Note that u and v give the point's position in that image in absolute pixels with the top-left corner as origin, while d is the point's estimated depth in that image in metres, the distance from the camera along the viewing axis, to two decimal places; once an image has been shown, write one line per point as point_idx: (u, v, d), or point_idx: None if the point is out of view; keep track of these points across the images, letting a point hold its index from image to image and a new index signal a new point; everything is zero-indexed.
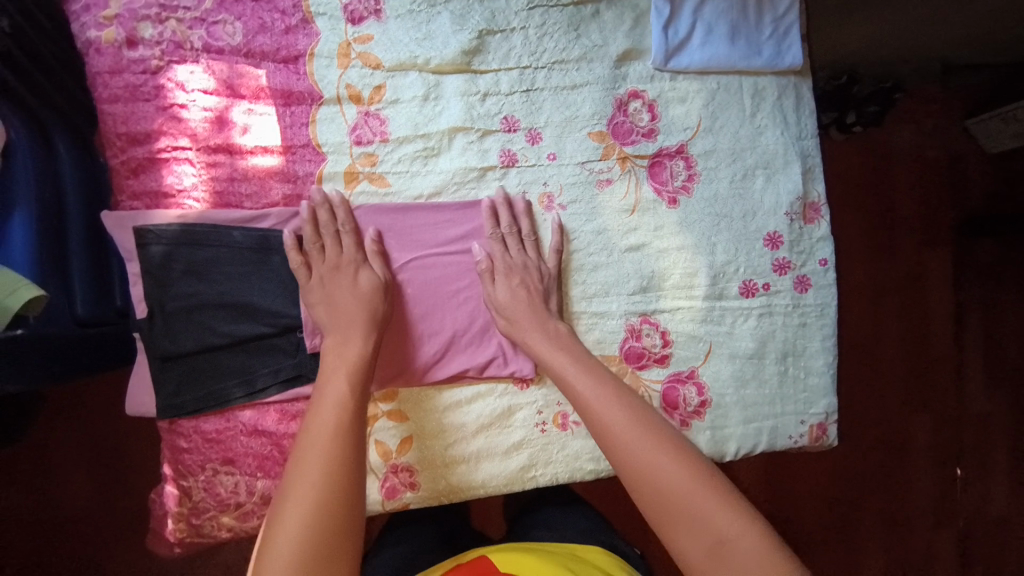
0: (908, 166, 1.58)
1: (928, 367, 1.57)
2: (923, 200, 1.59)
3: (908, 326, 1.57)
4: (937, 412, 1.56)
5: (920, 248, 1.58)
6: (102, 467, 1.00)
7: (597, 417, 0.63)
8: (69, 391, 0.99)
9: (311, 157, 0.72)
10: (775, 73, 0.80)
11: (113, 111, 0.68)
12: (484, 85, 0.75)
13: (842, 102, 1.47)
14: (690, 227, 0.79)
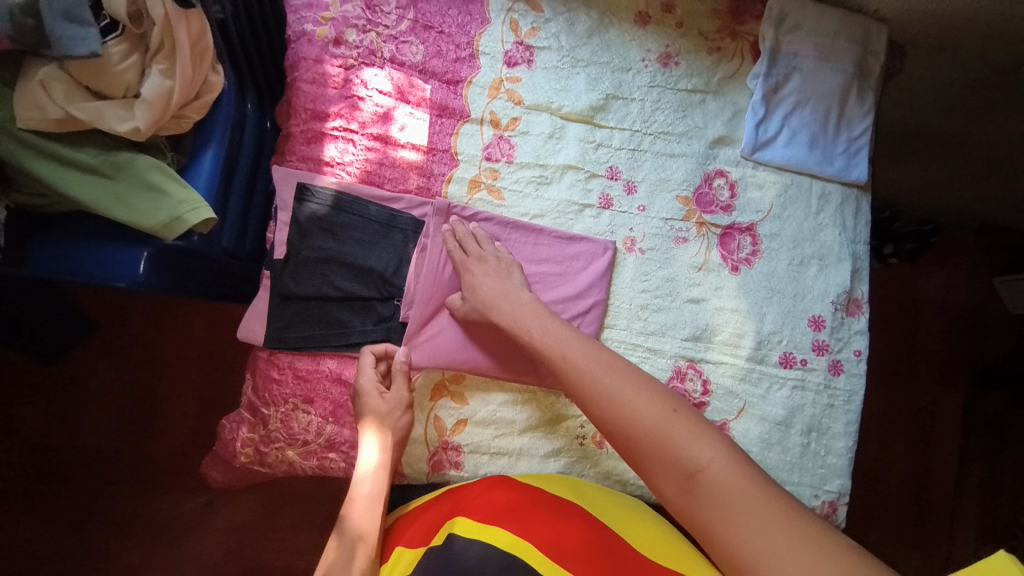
0: (935, 310, 1.69)
1: (931, 508, 1.60)
2: (946, 342, 1.68)
3: (915, 460, 1.63)
4: (934, 557, 1.58)
5: (938, 387, 1.66)
6: (193, 397, 1.18)
7: (607, 390, 0.66)
8: (186, 328, 1.20)
9: (447, 161, 0.86)
10: (842, 183, 0.94)
11: (306, 89, 0.83)
12: (600, 137, 0.90)
13: (884, 236, 1.61)
14: (746, 294, 0.91)
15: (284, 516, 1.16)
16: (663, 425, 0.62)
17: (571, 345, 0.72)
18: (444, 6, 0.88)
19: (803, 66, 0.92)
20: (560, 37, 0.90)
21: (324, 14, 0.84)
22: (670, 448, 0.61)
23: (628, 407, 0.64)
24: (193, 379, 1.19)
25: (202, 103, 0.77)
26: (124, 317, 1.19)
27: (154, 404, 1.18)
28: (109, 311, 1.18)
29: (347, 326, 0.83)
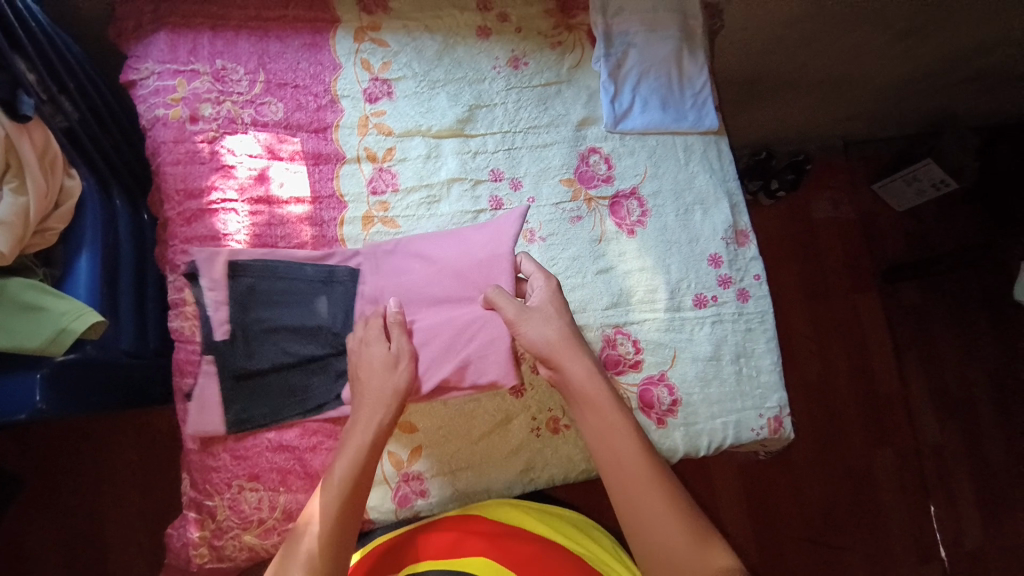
0: (830, 227, 1.86)
1: (880, 402, 1.74)
2: (848, 251, 1.85)
3: (855, 365, 1.76)
4: (897, 445, 1.71)
5: (853, 293, 1.82)
6: (147, 519, 1.12)
7: (610, 450, 0.71)
8: (118, 452, 1.13)
9: (335, 205, 0.88)
10: (700, 133, 1.03)
11: (174, 172, 0.83)
12: (475, 146, 0.94)
13: (765, 173, 1.76)
14: (648, 252, 0.97)
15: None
16: (666, 522, 0.66)
17: (608, 416, 0.72)
18: (292, 61, 0.91)
19: (635, 41, 1.02)
20: (412, 66, 0.95)
21: (173, 95, 0.84)
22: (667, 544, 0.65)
23: (643, 498, 0.67)
24: (141, 503, 1.12)
25: (65, 211, 0.76)
26: (44, 463, 1.10)
27: (105, 542, 1.10)
28: (27, 460, 1.09)
29: (308, 390, 0.82)
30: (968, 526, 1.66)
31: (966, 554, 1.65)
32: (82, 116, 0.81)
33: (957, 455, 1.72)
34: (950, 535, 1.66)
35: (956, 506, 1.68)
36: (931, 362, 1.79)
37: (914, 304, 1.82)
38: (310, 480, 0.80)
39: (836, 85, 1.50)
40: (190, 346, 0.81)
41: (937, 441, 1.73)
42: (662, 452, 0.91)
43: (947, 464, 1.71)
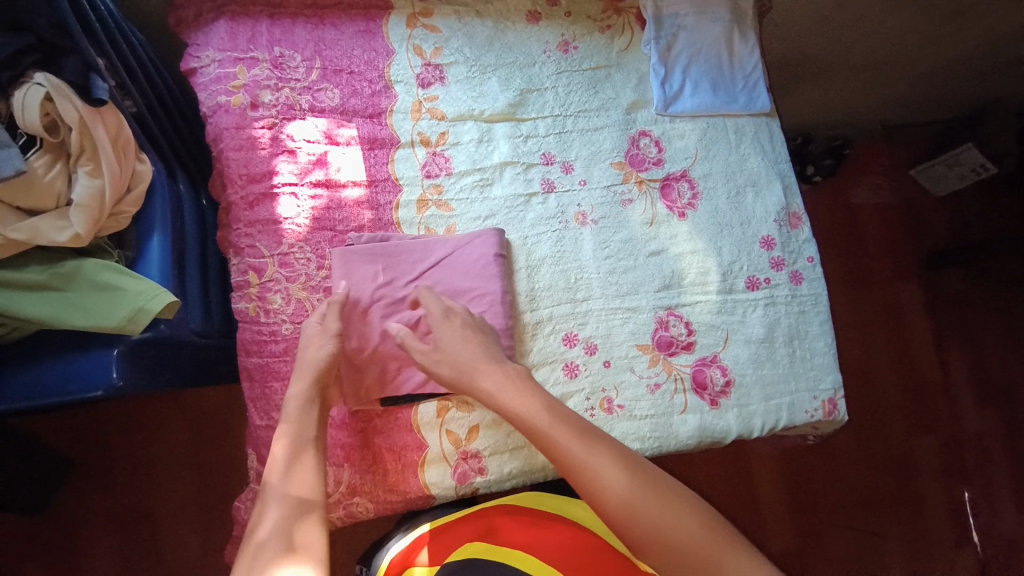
0: (869, 213, 1.82)
1: (922, 390, 1.71)
2: (887, 237, 1.81)
3: (895, 352, 1.73)
4: (939, 434, 1.68)
5: (892, 280, 1.78)
6: (201, 497, 1.15)
7: (565, 451, 0.68)
8: (173, 433, 1.16)
9: (390, 189, 0.89)
10: (751, 115, 1.02)
11: (236, 157, 0.85)
12: (526, 130, 0.95)
13: (803, 159, 1.75)
14: (700, 234, 0.97)
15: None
16: (665, 521, 0.61)
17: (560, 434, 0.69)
18: (348, 48, 0.92)
19: (685, 23, 1.01)
20: (464, 51, 0.95)
21: (234, 83, 0.86)
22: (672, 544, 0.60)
23: (629, 503, 0.63)
24: (196, 481, 1.15)
25: (136, 195, 0.78)
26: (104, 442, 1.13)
27: (162, 518, 1.13)
28: (88, 439, 1.13)
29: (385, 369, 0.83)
30: (1015, 520, 1.62)
31: (1013, 546, 1.61)
32: (148, 103, 0.84)
33: (1002, 445, 1.68)
34: (997, 526, 1.62)
35: (1002, 496, 1.64)
36: (974, 350, 1.75)
37: (956, 291, 1.78)
38: (370, 456, 0.83)
39: (880, 67, 1.46)
40: (257, 326, 0.84)
41: (981, 430, 1.69)
42: (716, 434, 0.91)
43: (993, 457, 1.67)
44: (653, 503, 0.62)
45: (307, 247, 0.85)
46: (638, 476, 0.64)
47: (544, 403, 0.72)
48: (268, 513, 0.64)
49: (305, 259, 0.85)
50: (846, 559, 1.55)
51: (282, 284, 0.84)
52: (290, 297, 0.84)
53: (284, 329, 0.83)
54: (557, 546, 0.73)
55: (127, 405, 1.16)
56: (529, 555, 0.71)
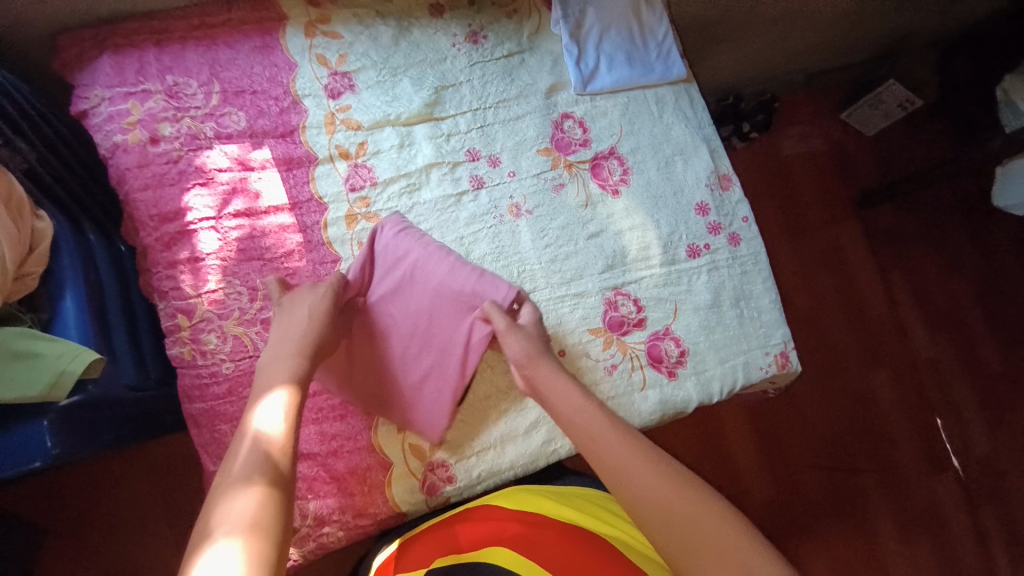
0: (804, 161, 1.87)
1: (875, 325, 1.78)
2: (824, 183, 1.86)
3: (846, 293, 1.79)
4: (895, 364, 1.76)
5: (834, 223, 1.84)
6: (171, 552, 1.10)
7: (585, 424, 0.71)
8: (129, 490, 1.11)
9: (315, 208, 0.86)
10: (669, 83, 1.02)
11: (144, 198, 0.80)
12: (447, 128, 0.93)
13: (736, 116, 1.77)
14: (637, 209, 0.97)
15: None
16: (669, 494, 0.62)
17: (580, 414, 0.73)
18: (246, 67, 0.87)
19: None
20: (370, 55, 0.92)
21: (128, 119, 0.81)
22: (674, 516, 0.61)
23: (631, 470, 0.65)
24: (163, 537, 1.10)
25: (41, 254, 0.73)
26: (56, 514, 1.07)
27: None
28: (38, 512, 1.07)
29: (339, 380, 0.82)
30: (974, 432, 1.72)
31: (975, 457, 1.71)
32: (38, 152, 0.78)
33: (953, 365, 1.78)
34: (959, 441, 1.71)
35: (958, 413, 1.74)
36: (918, 279, 1.82)
37: (893, 226, 1.85)
38: (336, 483, 0.81)
39: (794, 17, 1.49)
40: (194, 370, 0.80)
41: (933, 354, 1.78)
42: (677, 404, 0.93)
43: (947, 377, 1.77)
44: (662, 478, 0.64)
45: (235, 281, 0.81)
46: (654, 456, 0.66)
47: (576, 388, 0.76)
48: (232, 490, 0.56)
49: (236, 293, 0.81)
50: (827, 497, 1.61)
51: (215, 322, 0.80)
52: (226, 335, 0.80)
53: (225, 368, 0.80)
54: (542, 541, 0.72)
55: (73, 472, 1.10)
56: (512, 553, 0.71)
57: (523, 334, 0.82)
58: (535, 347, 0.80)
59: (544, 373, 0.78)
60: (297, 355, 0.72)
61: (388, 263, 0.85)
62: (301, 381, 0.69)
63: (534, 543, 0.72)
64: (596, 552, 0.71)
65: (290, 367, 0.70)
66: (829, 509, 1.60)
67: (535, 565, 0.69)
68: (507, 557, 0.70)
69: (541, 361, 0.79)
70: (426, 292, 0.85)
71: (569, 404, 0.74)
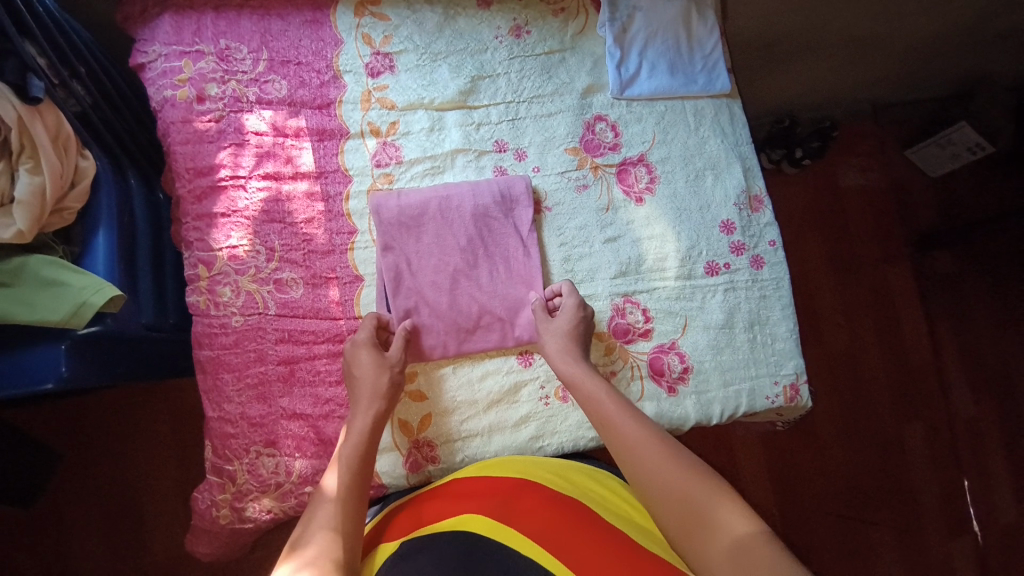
0: (858, 195, 1.79)
1: (912, 375, 1.68)
2: (876, 220, 1.78)
3: (884, 337, 1.71)
4: (929, 420, 1.66)
5: (881, 264, 1.75)
6: (175, 490, 1.16)
7: (617, 426, 0.75)
8: (145, 426, 1.17)
9: (340, 180, 0.89)
10: (710, 96, 1.00)
11: (184, 152, 0.85)
12: (478, 117, 0.94)
13: (788, 141, 1.71)
14: (659, 219, 0.95)
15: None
16: (685, 486, 0.66)
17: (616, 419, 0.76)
18: (295, 38, 0.91)
19: (641, 3, 0.99)
20: (413, 38, 0.94)
21: (180, 76, 0.86)
22: (687, 514, 0.64)
23: (655, 477, 0.69)
24: (170, 475, 1.17)
25: (81, 191, 0.79)
26: (77, 438, 1.15)
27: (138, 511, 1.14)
28: (61, 434, 1.14)
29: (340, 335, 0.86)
30: (1008, 504, 1.61)
31: (1006, 531, 1.59)
32: (94, 99, 0.84)
33: (994, 429, 1.66)
34: (989, 511, 1.61)
35: (993, 481, 1.63)
36: (967, 334, 1.72)
37: (948, 274, 1.75)
38: (323, 445, 0.83)
39: (862, 44, 1.42)
40: (207, 319, 0.84)
41: (973, 415, 1.67)
42: (673, 421, 0.91)
43: (986, 442, 1.65)
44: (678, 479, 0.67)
45: (256, 239, 0.85)
46: (675, 458, 0.70)
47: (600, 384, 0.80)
48: (316, 521, 0.67)
49: (254, 251, 0.85)
50: (833, 544, 1.55)
51: (231, 276, 0.84)
52: (240, 290, 0.84)
53: (234, 321, 0.84)
54: (527, 513, 0.68)
55: (96, 401, 1.16)
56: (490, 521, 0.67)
57: (558, 333, 0.84)
58: (562, 344, 0.83)
59: (567, 367, 0.82)
60: (372, 400, 0.78)
61: (408, 224, 0.87)
62: (372, 434, 0.77)
63: (518, 514, 0.69)
64: (587, 529, 0.66)
65: (362, 420, 0.77)
66: (833, 557, 1.54)
67: (515, 535, 0.65)
68: (486, 526, 0.67)
69: (572, 357, 0.82)
70: (450, 256, 0.88)
71: (592, 399, 0.79)
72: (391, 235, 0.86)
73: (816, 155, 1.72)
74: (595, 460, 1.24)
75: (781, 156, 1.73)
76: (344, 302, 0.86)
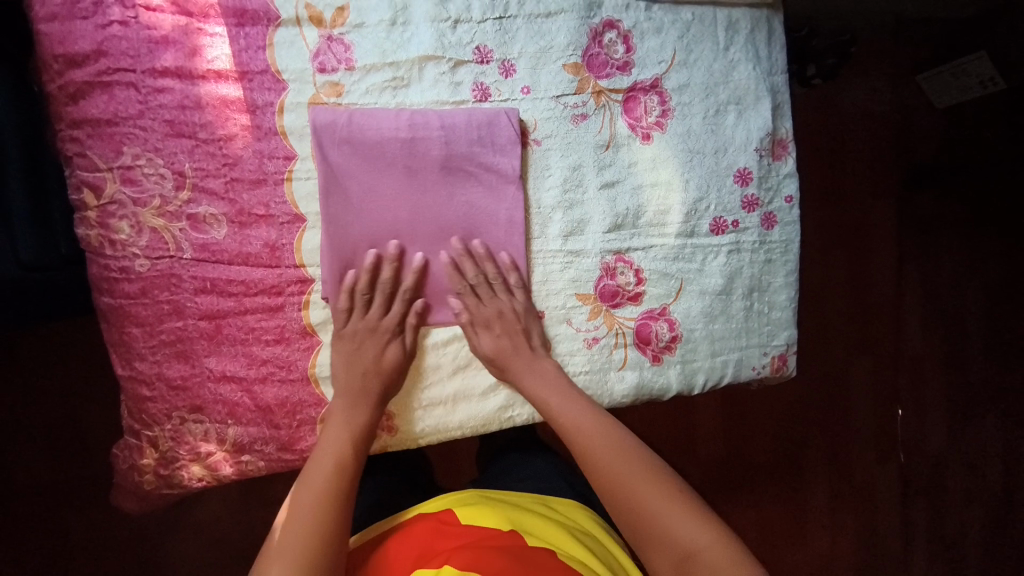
0: (865, 121, 1.62)
1: (872, 313, 1.62)
2: (874, 150, 1.62)
3: (855, 273, 1.62)
4: (879, 355, 1.62)
5: (869, 199, 1.62)
6: (76, 430, 1.01)
7: (579, 430, 0.71)
8: (32, 354, 0.99)
9: (270, 86, 0.68)
10: (748, 6, 0.80)
11: (49, 31, 0.62)
12: (455, 10, 0.72)
13: (802, 56, 1.49)
14: (666, 162, 0.80)
15: (228, 521, 1.04)
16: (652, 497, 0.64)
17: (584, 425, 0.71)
18: None
19: None
20: None
21: None
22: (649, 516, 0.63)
23: (626, 490, 0.66)
24: (59, 411, 1.00)
25: None
26: None
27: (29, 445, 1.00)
28: None
29: (280, 290, 0.71)
30: (940, 440, 1.61)
31: (930, 461, 1.61)
32: None
33: (937, 368, 1.62)
34: (918, 442, 1.62)
35: (927, 416, 1.62)
36: (934, 273, 1.62)
37: (928, 217, 1.62)
38: (261, 413, 0.71)
39: None
40: (104, 260, 0.67)
41: (919, 352, 1.63)
42: (653, 391, 0.84)
43: (926, 387, 1.62)
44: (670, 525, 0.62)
45: (158, 159, 0.66)
46: (634, 462, 0.67)
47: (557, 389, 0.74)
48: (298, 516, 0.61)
49: (157, 174, 0.66)
50: (768, 472, 1.56)
51: (128, 208, 0.66)
52: (141, 226, 0.66)
53: (138, 266, 0.67)
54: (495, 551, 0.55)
55: None
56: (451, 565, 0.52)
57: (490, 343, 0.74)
58: (508, 360, 0.74)
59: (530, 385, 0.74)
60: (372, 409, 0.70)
61: (362, 163, 0.69)
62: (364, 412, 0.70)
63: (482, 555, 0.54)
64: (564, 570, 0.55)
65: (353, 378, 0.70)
66: (763, 485, 1.55)
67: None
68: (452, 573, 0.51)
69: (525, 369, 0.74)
70: (416, 201, 0.71)
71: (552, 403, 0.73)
72: (347, 180, 0.69)
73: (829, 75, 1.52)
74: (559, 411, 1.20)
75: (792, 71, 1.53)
76: (278, 246, 0.70)
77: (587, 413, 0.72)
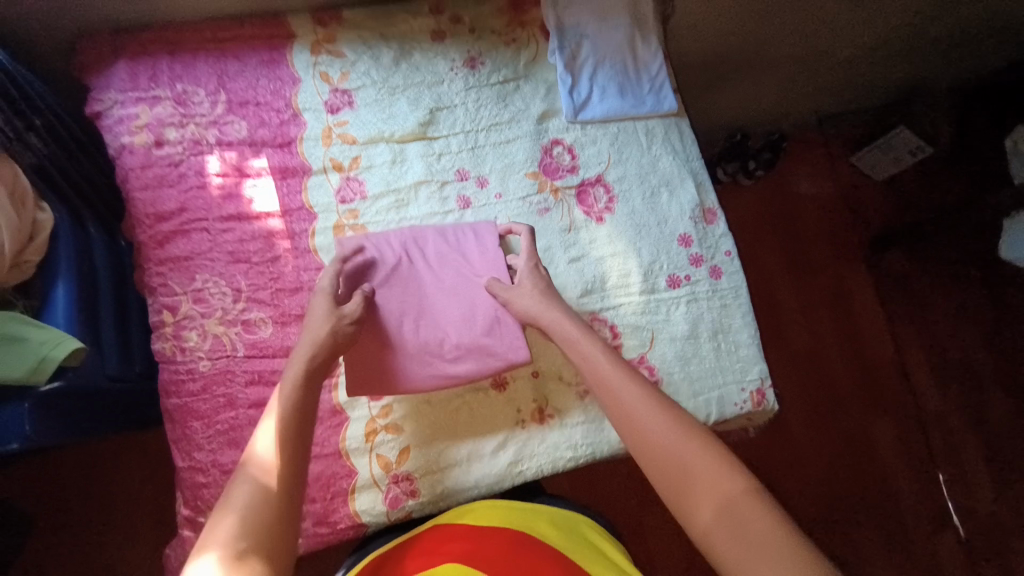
0: (813, 201, 1.87)
1: (875, 369, 1.71)
2: (829, 223, 1.85)
3: (846, 334, 1.74)
4: (894, 411, 1.68)
5: (840, 265, 1.81)
6: (135, 551, 1.10)
7: (617, 385, 0.71)
8: (95, 483, 1.11)
9: (305, 217, 0.89)
10: (660, 116, 1.05)
11: (144, 197, 0.85)
12: (439, 148, 0.96)
13: (742, 155, 1.78)
14: (619, 236, 0.98)
15: None
16: (688, 445, 0.63)
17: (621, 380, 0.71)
18: (252, 79, 0.92)
19: (588, 32, 1.03)
20: (371, 74, 0.96)
21: (138, 124, 0.86)
22: (686, 460, 0.62)
23: (664, 436, 0.65)
24: (122, 537, 1.10)
25: (40, 243, 0.77)
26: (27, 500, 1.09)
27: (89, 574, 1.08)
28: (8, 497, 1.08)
29: None
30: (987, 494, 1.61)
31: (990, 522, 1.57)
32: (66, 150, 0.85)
33: (962, 417, 1.67)
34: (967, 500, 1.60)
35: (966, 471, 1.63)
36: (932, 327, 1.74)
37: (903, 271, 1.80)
38: None
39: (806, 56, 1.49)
40: (173, 366, 0.83)
41: (941, 407, 1.68)
42: (593, 446, 0.90)
43: (958, 438, 1.65)
44: (708, 460, 0.62)
45: (221, 281, 0.85)
46: (670, 415, 0.67)
47: (612, 356, 0.75)
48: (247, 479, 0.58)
49: (219, 293, 0.85)
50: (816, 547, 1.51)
51: (197, 320, 0.84)
52: (206, 333, 0.84)
53: (201, 366, 0.83)
54: None
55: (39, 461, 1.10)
56: None
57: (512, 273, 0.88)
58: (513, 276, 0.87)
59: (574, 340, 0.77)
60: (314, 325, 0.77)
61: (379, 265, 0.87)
62: (306, 411, 0.66)
63: (499, 571, 0.69)
64: None
65: (295, 377, 0.69)
66: None
67: None
68: None
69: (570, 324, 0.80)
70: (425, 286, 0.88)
71: (588, 360, 0.75)
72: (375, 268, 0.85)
73: (768, 165, 1.80)
74: (577, 485, 1.26)
75: (736, 169, 1.80)
76: None
77: (626, 373, 0.72)
